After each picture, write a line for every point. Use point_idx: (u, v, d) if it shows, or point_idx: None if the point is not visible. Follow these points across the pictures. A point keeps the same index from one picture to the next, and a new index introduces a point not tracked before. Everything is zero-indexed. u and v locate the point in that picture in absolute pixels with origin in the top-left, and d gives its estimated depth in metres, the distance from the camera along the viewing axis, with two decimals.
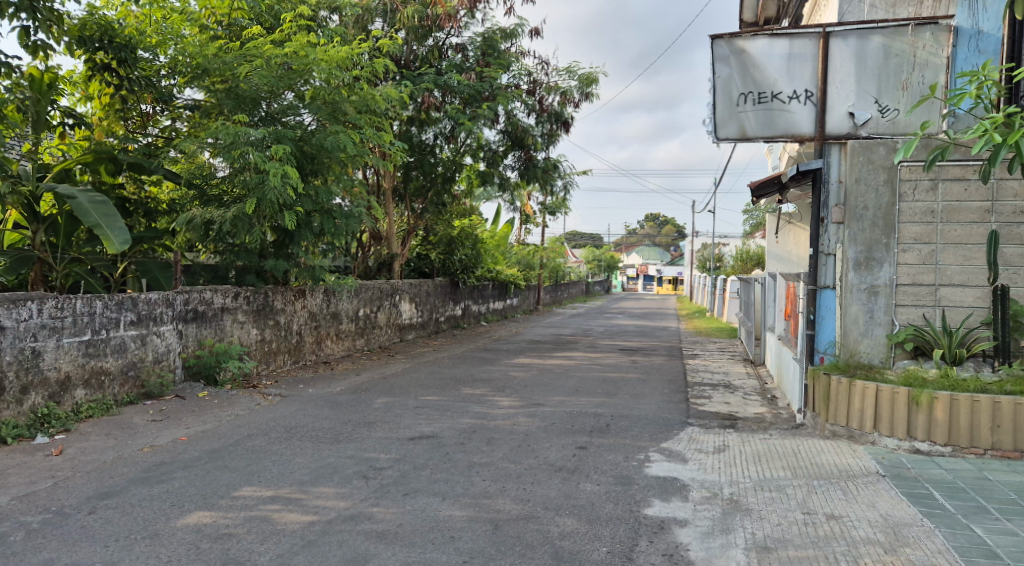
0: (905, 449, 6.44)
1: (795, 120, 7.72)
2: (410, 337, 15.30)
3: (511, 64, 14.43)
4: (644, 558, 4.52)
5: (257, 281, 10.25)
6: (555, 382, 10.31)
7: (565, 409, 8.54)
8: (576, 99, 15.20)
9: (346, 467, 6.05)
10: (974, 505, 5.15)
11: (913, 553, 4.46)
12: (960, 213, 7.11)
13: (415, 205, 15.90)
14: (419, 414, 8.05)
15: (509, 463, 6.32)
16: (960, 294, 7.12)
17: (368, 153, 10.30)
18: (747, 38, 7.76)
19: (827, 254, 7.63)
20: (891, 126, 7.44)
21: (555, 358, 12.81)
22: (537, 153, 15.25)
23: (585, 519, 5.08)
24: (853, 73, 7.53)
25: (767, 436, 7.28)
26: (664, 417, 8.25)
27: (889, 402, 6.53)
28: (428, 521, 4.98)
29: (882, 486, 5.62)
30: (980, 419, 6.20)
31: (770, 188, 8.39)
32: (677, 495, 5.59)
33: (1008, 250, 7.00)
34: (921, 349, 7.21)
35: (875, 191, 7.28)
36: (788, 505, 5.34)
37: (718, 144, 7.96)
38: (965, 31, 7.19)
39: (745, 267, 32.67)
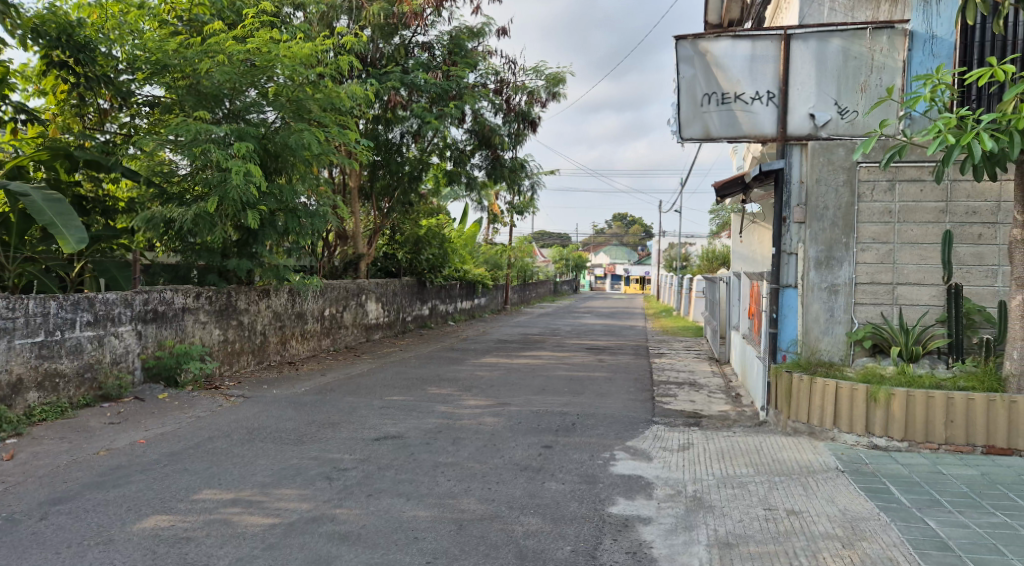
0: (864, 444, 6.55)
1: (757, 121, 7.80)
2: (376, 337, 15.20)
3: (478, 64, 14.43)
4: (608, 555, 4.54)
5: (219, 281, 10.09)
6: (522, 381, 10.32)
7: (530, 408, 8.55)
8: (542, 99, 15.23)
9: (309, 468, 5.99)
10: (928, 498, 5.26)
11: (869, 547, 4.53)
12: (916, 213, 7.26)
13: (382, 205, 15.82)
14: (384, 414, 8.00)
15: (474, 462, 6.30)
16: (916, 292, 7.28)
17: (333, 152, 10.22)
18: (710, 38, 7.83)
19: (789, 253, 7.74)
20: (850, 127, 7.54)
21: (522, 358, 12.82)
22: (504, 152, 15.25)
23: (549, 518, 5.08)
24: (814, 74, 7.63)
25: (730, 434, 7.36)
26: (629, 415, 8.30)
27: (848, 398, 6.63)
28: (392, 522, 4.94)
29: (841, 481, 5.71)
30: (935, 415, 6.32)
31: (733, 188, 8.48)
32: (641, 493, 5.63)
33: (962, 249, 7.16)
34: (879, 347, 7.35)
35: (835, 191, 7.40)
36: (750, 501, 5.40)
37: (682, 144, 8.02)
38: (919, 36, 7.38)
39: (711, 266, 33.05)
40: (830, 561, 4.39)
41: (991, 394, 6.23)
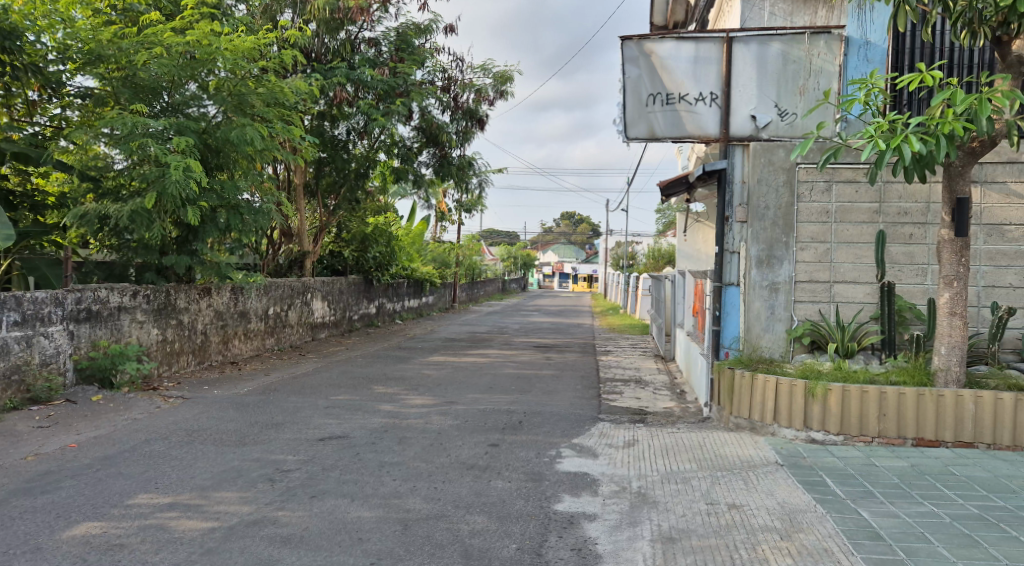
0: (802, 439, 6.71)
1: (701, 121, 7.91)
2: (322, 336, 14.98)
3: (425, 61, 14.34)
4: (553, 553, 4.55)
5: (157, 279, 9.81)
6: (469, 380, 10.30)
7: (477, 407, 8.53)
8: (490, 96, 15.22)
9: (251, 470, 5.87)
10: (862, 490, 5.43)
11: (806, 538, 4.65)
12: (851, 213, 7.51)
13: (328, 202, 15.61)
14: (328, 414, 7.88)
15: (420, 462, 6.25)
16: (851, 290, 7.53)
17: (278, 148, 10.04)
18: (655, 40, 7.92)
19: (732, 252, 7.83)
20: (789, 129, 7.71)
21: (470, 356, 12.80)
22: (452, 150, 15.19)
23: (495, 516, 5.08)
24: (755, 77, 7.78)
25: (674, 430, 7.45)
26: (576, 413, 8.35)
27: (788, 394, 6.78)
28: (335, 524, 4.87)
29: (779, 475, 5.85)
30: (869, 409, 6.52)
31: (677, 188, 8.58)
32: (587, 490, 5.67)
33: (895, 249, 7.43)
34: (817, 343, 7.56)
35: (775, 192, 7.59)
36: (692, 496, 5.48)
37: (628, 143, 8.08)
38: (855, 41, 7.68)
39: (657, 265, 33.56)
40: (769, 554, 4.48)
41: (921, 388, 6.46)
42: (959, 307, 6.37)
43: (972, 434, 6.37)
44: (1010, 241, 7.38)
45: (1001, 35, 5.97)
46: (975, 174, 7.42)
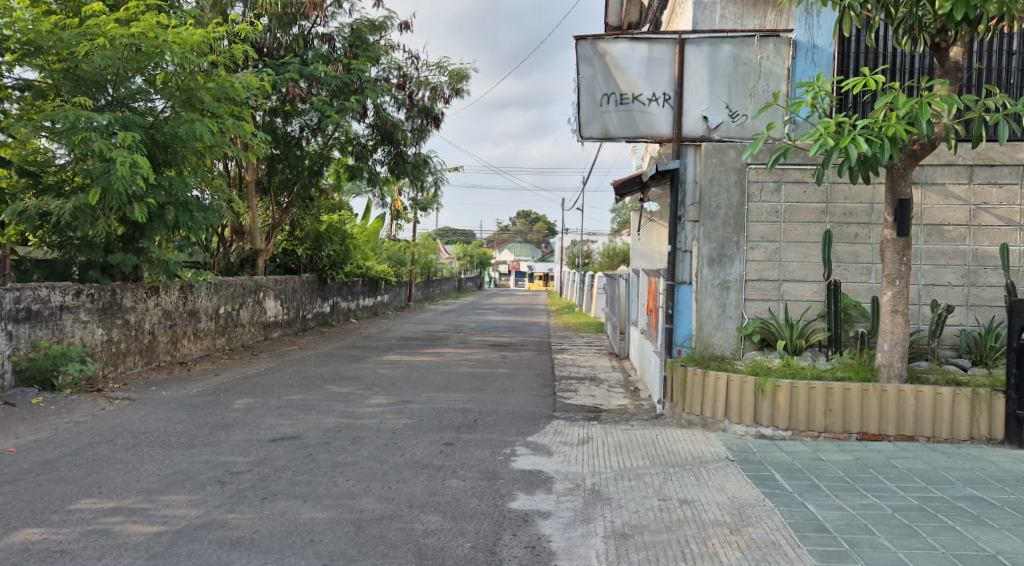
0: (752, 434, 6.85)
1: (654, 121, 7.98)
2: (275, 335, 14.76)
3: (380, 58, 14.22)
4: (507, 551, 4.55)
5: (102, 277, 9.53)
6: (424, 379, 10.26)
7: (432, 405, 8.50)
8: (446, 94, 15.17)
9: (200, 472, 5.75)
10: (808, 484, 5.55)
11: (754, 532, 4.74)
12: (799, 213, 7.69)
13: (281, 200, 15.40)
14: (280, 414, 7.77)
15: (374, 462, 6.20)
16: (799, 288, 7.72)
17: (228, 144, 9.86)
18: (609, 40, 7.96)
19: (684, 251, 7.92)
20: (740, 130, 7.83)
21: (425, 355, 12.74)
22: (407, 148, 15.09)
23: (449, 515, 5.07)
24: (707, 79, 7.89)
25: (628, 427, 7.53)
26: (531, 411, 8.38)
27: (738, 390, 6.91)
28: (287, 525, 4.81)
29: (730, 470, 5.95)
30: (816, 404, 6.67)
31: (631, 188, 8.64)
32: (541, 487, 5.69)
33: (841, 247, 7.63)
34: (767, 341, 7.72)
35: (726, 191, 7.75)
36: (645, 492, 5.55)
37: (582, 142, 8.10)
38: (802, 45, 7.83)
39: (611, 264, 33.90)
40: (719, 547, 4.55)
41: (865, 383, 6.63)
42: (901, 305, 6.56)
43: (913, 427, 6.56)
44: (949, 241, 7.62)
45: (940, 41, 6.16)
46: (916, 175, 7.65)
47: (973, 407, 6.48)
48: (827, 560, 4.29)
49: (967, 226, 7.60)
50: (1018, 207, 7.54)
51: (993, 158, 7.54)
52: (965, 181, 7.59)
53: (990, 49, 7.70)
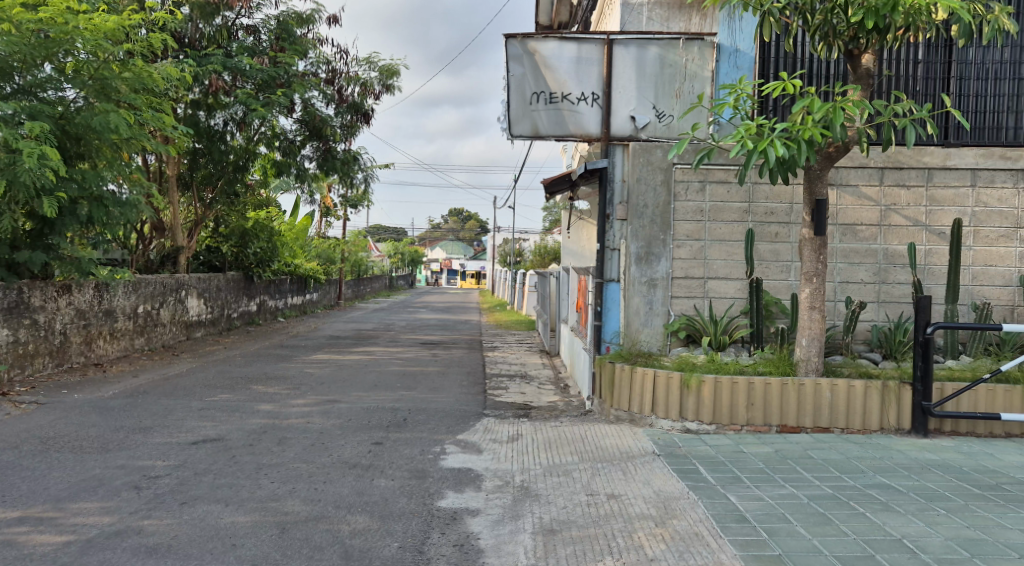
0: (678, 429, 6.99)
1: (583, 121, 8.04)
2: (198, 335, 14.31)
3: (308, 51, 13.97)
4: (435, 550, 4.52)
5: (8, 275, 9.05)
6: (354, 378, 10.12)
7: (361, 405, 8.39)
8: (376, 90, 14.98)
9: (114, 478, 5.52)
10: (730, 475, 5.70)
11: (678, 524, 4.84)
12: (723, 212, 7.92)
13: (204, 195, 14.97)
14: (202, 416, 7.53)
15: (300, 463, 6.07)
16: (724, 286, 7.96)
17: (147, 137, 9.51)
18: (538, 39, 7.99)
19: (612, 249, 8.08)
20: (666, 130, 7.99)
21: (354, 354, 12.56)
22: (336, 144, 14.80)
23: (377, 515, 5.01)
24: (634, 79, 8.00)
25: (557, 424, 7.58)
26: (461, 409, 8.36)
27: (664, 386, 7.03)
28: (207, 530, 4.66)
29: (656, 464, 6.06)
30: (738, 398, 6.86)
31: (561, 186, 8.69)
32: (470, 485, 5.68)
33: (762, 246, 7.89)
34: (692, 337, 7.89)
35: (653, 190, 7.87)
36: (573, 488, 5.60)
37: (512, 141, 8.10)
38: (725, 48, 8.03)
39: (543, 262, 34.26)
40: (644, 540, 4.62)
41: (784, 378, 6.84)
42: (818, 301, 6.81)
43: (828, 419, 6.82)
44: (862, 240, 7.95)
45: (853, 48, 6.39)
46: (832, 177, 7.95)
47: (883, 399, 6.78)
48: (747, 549, 4.40)
49: (878, 226, 7.94)
50: (924, 209, 7.91)
51: (902, 162, 7.88)
52: (877, 183, 7.92)
53: (898, 57, 8.07)
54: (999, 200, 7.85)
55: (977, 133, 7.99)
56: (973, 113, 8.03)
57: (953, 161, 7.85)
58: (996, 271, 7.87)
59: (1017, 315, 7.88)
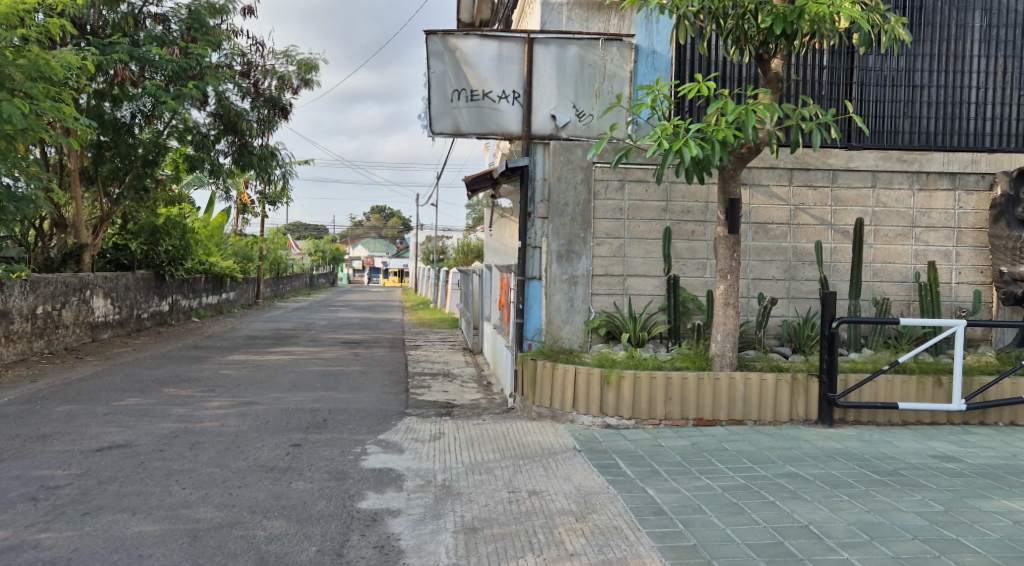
0: (598, 424, 7.09)
1: (504, 119, 8.05)
2: (104, 337, 13.67)
3: (222, 43, 13.53)
4: (355, 552, 4.44)
5: None
6: (272, 379, 9.86)
7: (280, 406, 8.18)
8: (294, 85, 14.63)
9: (9, 490, 5.21)
10: (649, 469, 5.82)
11: (598, 518, 4.91)
12: (642, 211, 8.10)
13: (111, 191, 14.31)
14: (107, 422, 7.19)
15: (214, 467, 5.88)
16: (642, 283, 8.13)
17: (45, 128, 9.00)
18: (459, 36, 7.96)
19: (534, 247, 8.07)
20: (586, 129, 8.08)
21: (273, 354, 12.26)
22: (252, 139, 14.38)
23: (294, 519, 4.89)
24: (555, 78, 8.05)
25: (480, 422, 7.58)
26: (383, 409, 8.26)
27: (585, 382, 7.12)
28: (111, 541, 4.45)
29: (577, 460, 6.13)
30: (657, 393, 7.00)
31: (483, 184, 8.67)
32: (392, 486, 5.61)
33: (679, 244, 8.14)
34: (612, 333, 8.05)
35: (574, 189, 7.97)
36: (495, 485, 5.61)
37: (433, 138, 8.05)
38: (643, 49, 8.20)
39: (466, 260, 34.21)
40: (565, 535, 4.67)
41: (700, 373, 7.03)
42: (733, 297, 7.02)
43: (742, 412, 7.04)
44: (773, 238, 8.25)
45: (763, 53, 6.61)
46: (745, 177, 8.20)
47: (793, 391, 7.04)
48: (664, 540, 4.49)
49: (787, 225, 8.25)
50: (830, 208, 8.26)
51: (809, 163, 8.20)
52: (787, 183, 8.23)
53: (807, 63, 8.38)
54: (897, 200, 8.28)
55: (876, 137, 8.40)
56: (873, 117, 8.43)
57: (855, 163, 8.22)
58: (895, 268, 8.29)
59: (913, 310, 8.34)
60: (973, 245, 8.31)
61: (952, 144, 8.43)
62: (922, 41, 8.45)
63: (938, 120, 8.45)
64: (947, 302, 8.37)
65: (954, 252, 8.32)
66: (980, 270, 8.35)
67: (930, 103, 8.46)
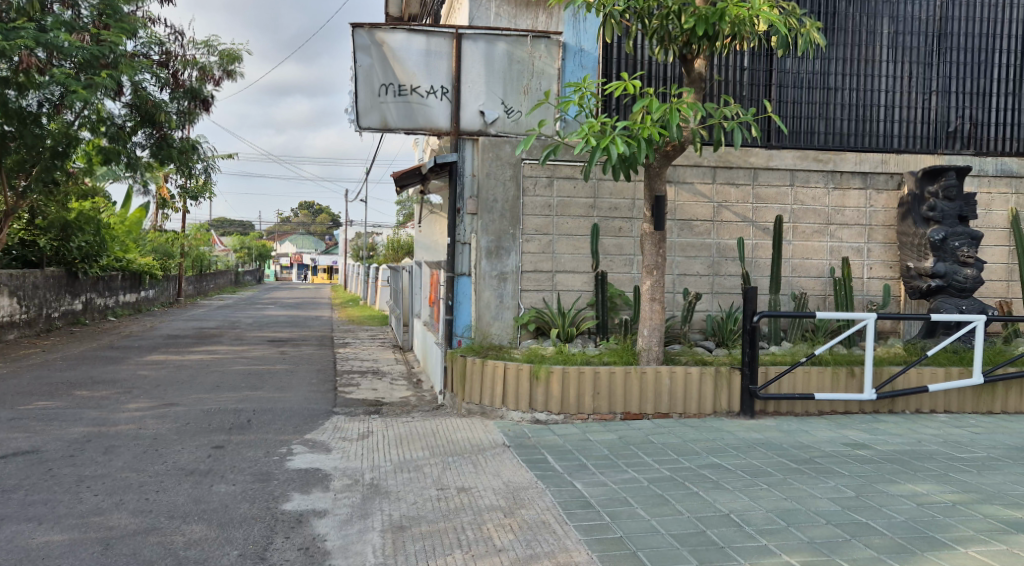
0: (528, 420, 7.12)
1: (432, 114, 7.99)
2: (10, 338, 12.98)
3: (138, 30, 13.01)
4: (278, 555, 4.34)
5: None
6: (192, 379, 9.55)
7: (201, 407, 7.93)
8: (216, 76, 14.20)
9: None
10: (577, 463, 5.88)
11: (527, 513, 4.93)
12: (570, 208, 8.19)
13: (17, 183, 13.58)
14: (12, 427, 6.82)
15: (129, 472, 5.66)
16: (571, 279, 8.22)
17: None
18: (386, 30, 7.85)
19: (463, 244, 8.03)
20: (515, 126, 8.05)
21: (194, 353, 11.88)
22: (172, 131, 13.88)
23: (215, 523, 4.75)
24: (483, 74, 8.02)
25: (409, 420, 7.52)
26: (310, 408, 8.10)
27: (514, 377, 7.14)
28: (15, 553, 4.23)
29: (505, 456, 6.15)
30: (585, 388, 7.07)
31: (412, 180, 8.58)
32: (318, 486, 5.51)
33: (606, 241, 8.28)
34: (541, 329, 8.10)
35: (502, 185, 7.98)
36: (423, 483, 5.57)
37: (360, 132, 7.93)
38: (571, 48, 8.26)
39: (396, 256, 33.88)
40: (493, 531, 4.67)
41: (628, 367, 7.13)
42: (658, 293, 7.15)
43: (667, 405, 7.19)
44: (697, 235, 8.44)
45: (686, 53, 6.73)
46: (670, 174, 8.35)
47: (716, 383, 7.23)
48: (591, 533, 4.54)
49: (711, 222, 8.45)
50: (751, 206, 8.50)
51: (731, 162, 8.41)
52: (710, 181, 8.43)
53: (729, 64, 8.59)
54: (814, 199, 8.60)
55: (794, 137, 8.68)
56: (791, 117, 8.71)
57: (775, 162, 8.49)
58: (812, 263, 8.61)
59: (829, 304, 8.67)
60: (883, 241, 8.69)
61: (863, 145, 8.80)
62: (836, 45, 8.78)
63: (851, 122, 8.80)
64: (860, 296, 8.73)
65: (865, 248, 8.69)
66: (889, 265, 8.73)
67: (844, 105, 8.80)
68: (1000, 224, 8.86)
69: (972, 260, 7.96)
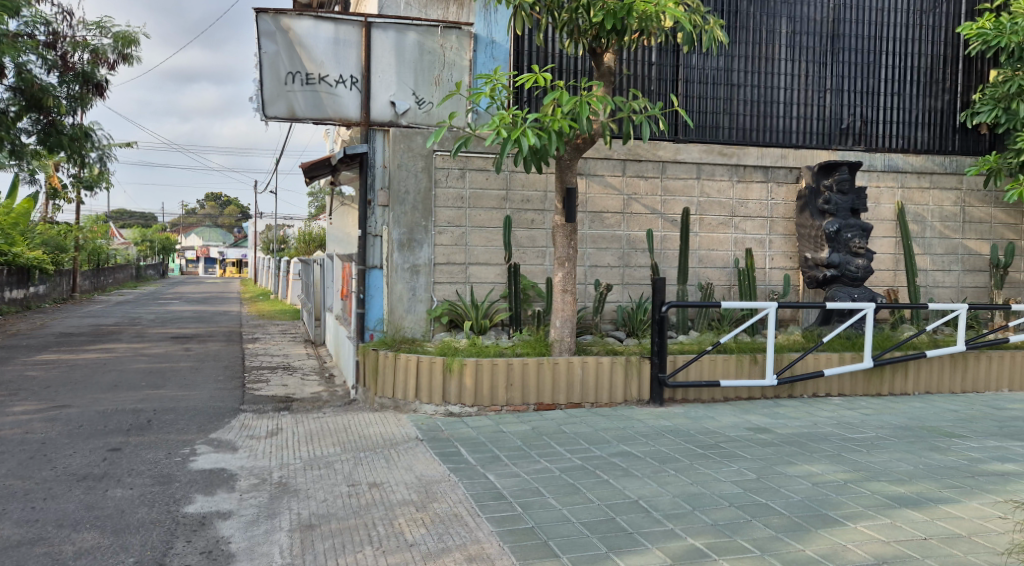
0: (441, 413, 7.07)
1: (341, 104, 7.81)
2: None
3: (21, 9, 12.22)
4: (178, 560, 4.18)
5: None
6: (87, 379, 9.06)
7: (96, 408, 7.53)
8: (110, 59, 13.48)
9: None
10: (490, 455, 5.89)
11: (439, 507, 4.89)
12: (482, 200, 8.22)
13: None
14: None
15: (14, 479, 5.32)
16: (484, 271, 8.26)
17: None
18: (292, 16, 7.62)
19: (374, 236, 7.96)
20: (426, 117, 7.96)
21: (89, 351, 11.28)
22: (62, 117, 13.11)
23: (109, 530, 4.52)
24: (393, 64, 7.88)
25: (320, 415, 7.35)
26: (215, 406, 7.82)
27: (427, 370, 7.08)
28: None
29: (419, 449, 6.10)
30: (498, 380, 7.09)
31: (321, 170, 8.37)
32: (222, 487, 5.32)
33: (519, 232, 8.33)
34: (454, 322, 8.03)
35: (414, 176, 7.94)
36: (334, 479, 5.47)
37: (266, 122, 7.70)
38: (482, 40, 8.23)
39: (307, 248, 33.07)
40: (405, 526, 4.62)
41: (540, 358, 7.19)
42: (570, 284, 7.23)
43: (579, 395, 7.28)
44: (607, 227, 8.58)
45: (596, 47, 6.81)
46: (582, 167, 8.46)
47: (627, 372, 7.37)
48: (503, 524, 4.55)
49: (621, 214, 8.61)
50: (660, 198, 8.70)
51: (640, 155, 8.58)
52: (620, 174, 8.58)
53: (637, 58, 8.75)
54: (718, 191, 8.87)
55: (700, 131, 8.92)
56: (697, 112, 8.94)
57: (682, 156, 8.70)
58: (717, 254, 8.90)
59: (733, 293, 8.98)
60: (783, 233, 9.07)
61: (763, 140, 9.13)
62: (738, 44, 9.06)
63: (753, 118, 9.11)
64: (762, 286, 9.08)
65: (767, 240, 9.04)
66: (789, 256, 9.11)
67: (746, 101, 9.10)
68: (889, 217, 9.37)
69: (864, 250, 8.36)
